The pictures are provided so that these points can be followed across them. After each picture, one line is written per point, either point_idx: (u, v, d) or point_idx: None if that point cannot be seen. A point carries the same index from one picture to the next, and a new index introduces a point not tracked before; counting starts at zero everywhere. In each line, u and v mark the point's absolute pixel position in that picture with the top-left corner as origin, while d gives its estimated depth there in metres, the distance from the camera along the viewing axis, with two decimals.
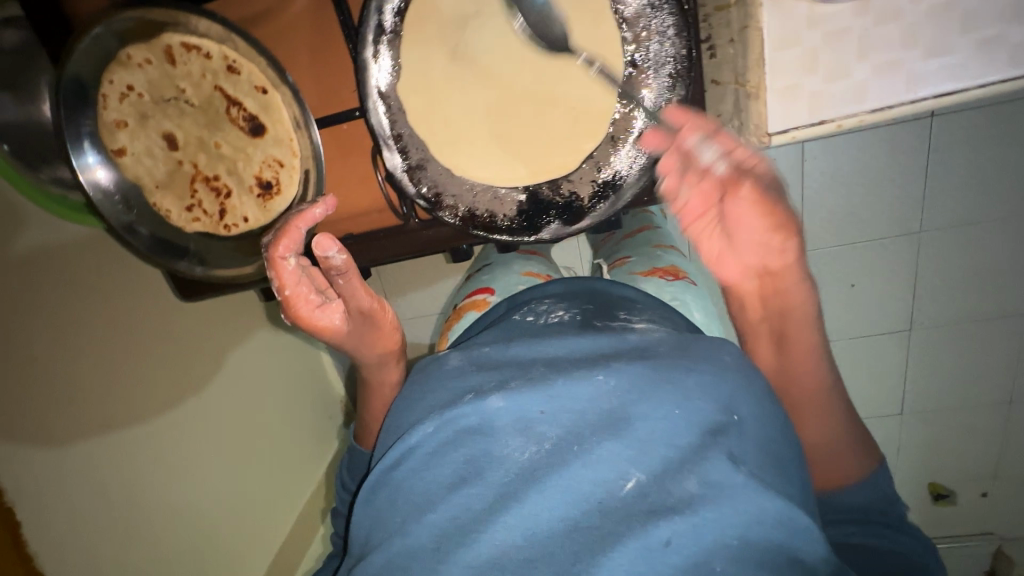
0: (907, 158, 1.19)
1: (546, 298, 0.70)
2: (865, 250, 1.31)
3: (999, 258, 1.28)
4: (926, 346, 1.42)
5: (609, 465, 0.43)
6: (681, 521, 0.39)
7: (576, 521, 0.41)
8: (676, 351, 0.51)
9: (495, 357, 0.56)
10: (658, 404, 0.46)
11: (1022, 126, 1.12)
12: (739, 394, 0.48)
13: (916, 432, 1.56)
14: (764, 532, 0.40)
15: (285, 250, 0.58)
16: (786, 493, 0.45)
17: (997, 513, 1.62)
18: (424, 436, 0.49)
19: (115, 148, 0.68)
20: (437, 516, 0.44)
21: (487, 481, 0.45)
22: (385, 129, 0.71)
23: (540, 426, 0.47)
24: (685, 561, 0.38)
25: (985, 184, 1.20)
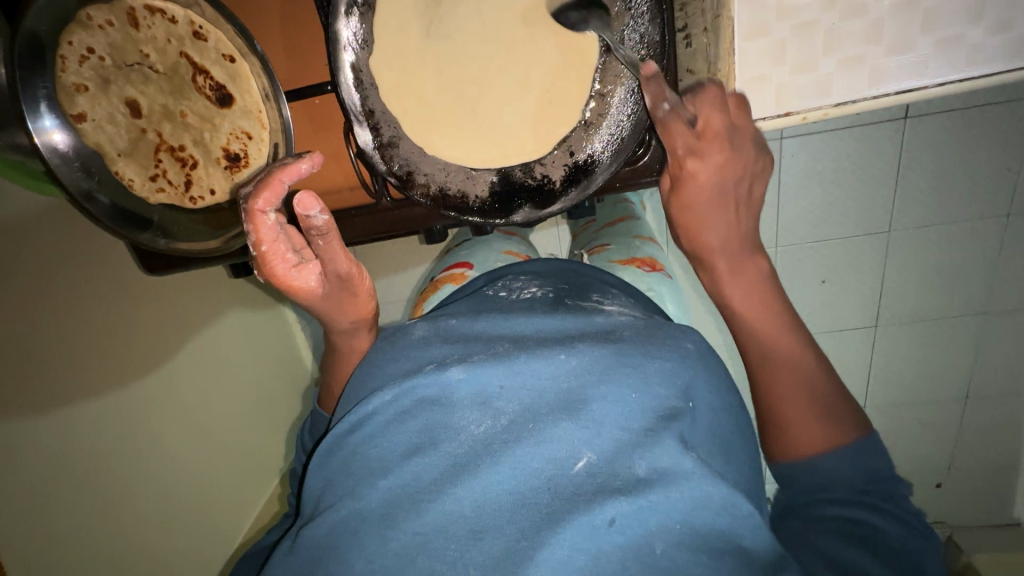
0: (879, 157, 1.21)
1: (523, 274, 0.71)
2: (836, 247, 1.35)
3: (961, 259, 1.33)
4: (890, 342, 1.47)
5: (562, 443, 0.43)
6: (628, 504, 0.39)
7: (523, 496, 0.41)
8: (642, 337, 0.53)
9: (461, 330, 0.57)
10: (617, 387, 0.47)
11: (987, 130, 1.16)
12: (696, 384, 0.50)
13: (877, 424, 1.61)
14: (709, 521, 0.41)
15: (266, 203, 0.56)
16: (734, 480, 0.47)
17: (949, 503, 1.70)
18: (382, 404, 0.50)
19: (74, 113, 0.66)
20: (388, 483, 0.45)
21: (441, 450, 0.45)
22: (356, 104, 0.69)
23: (497, 401, 0.48)
24: (628, 542, 0.38)
25: (950, 186, 1.23)
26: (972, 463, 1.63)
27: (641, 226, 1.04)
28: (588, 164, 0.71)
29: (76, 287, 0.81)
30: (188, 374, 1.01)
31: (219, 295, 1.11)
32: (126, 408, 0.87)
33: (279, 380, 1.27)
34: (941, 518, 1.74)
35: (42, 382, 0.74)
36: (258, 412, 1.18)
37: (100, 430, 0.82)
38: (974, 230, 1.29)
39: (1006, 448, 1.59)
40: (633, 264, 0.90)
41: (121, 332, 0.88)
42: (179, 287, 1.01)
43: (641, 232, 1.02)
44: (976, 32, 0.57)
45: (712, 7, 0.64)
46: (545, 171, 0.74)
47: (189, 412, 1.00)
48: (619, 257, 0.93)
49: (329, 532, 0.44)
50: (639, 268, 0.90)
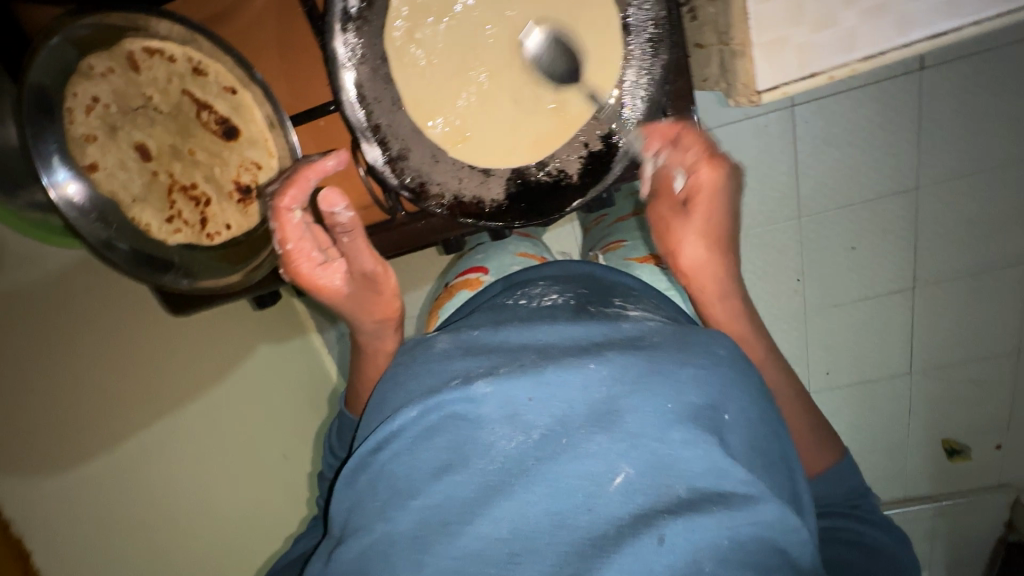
0: (899, 112, 1.18)
1: (540, 280, 0.71)
2: (863, 211, 1.31)
3: (996, 208, 1.28)
4: (929, 303, 1.42)
5: (598, 460, 0.46)
6: (674, 522, 0.42)
7: (564, 517, 0.44)
8: (671, 343, 0.53)
9: (484, 341, 0.58)
10: (650, 398, 0.48)
11: (1011, 71, 1.11)
12: (733, 388, 0.51)
13: (926, 389, 1.55)
14: (756, 533, 0.44)
15: (292, 201, 0.58)
16: (773, 489, 0.48)
17: (1011, 463, 1.63)
18: (408, 420, 0.51)
19: (86, 164, 0.66)
20: (422, 502, 0.47)
21: (473, 468, 0.47)
22: (361, 122, 0.69)
23: (526, 414, 0.49)
24: (675, 559, 0.41)
25: (978, 134, 1.19)
26: None
27: None
28: (604, 153, 0.72)
29: (103, 331, 0.81)
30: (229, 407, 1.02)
31: (249, 330, 1.10)
32: (185, 454, 0.91)
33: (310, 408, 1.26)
34: (1006, 480, 1.67)
35: (98, 433, 0.77)
36: (297, 440, 1.19)
37: (154, 472, 0.85)
38: (1007, 177, 1.25)
39: None
40: (650, 261, 0.91)
41: (166, 374, 0.90)
42: (211, 321, 1.02)
43: None
44: None
45: None
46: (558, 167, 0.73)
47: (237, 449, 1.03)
48: (637, 254, 0.93)
49: (365, 552, 0.47)
50: (657, 264, 0.90)
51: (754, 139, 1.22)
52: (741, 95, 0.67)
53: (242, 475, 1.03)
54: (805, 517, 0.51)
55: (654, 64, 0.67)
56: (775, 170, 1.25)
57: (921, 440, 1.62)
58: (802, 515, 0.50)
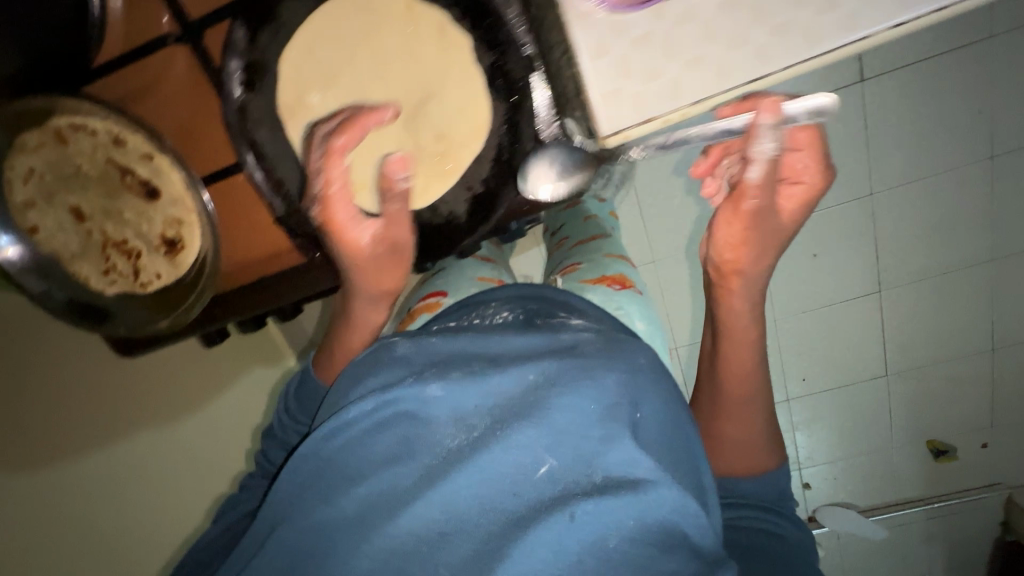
0: (845, 122, 1.24)
1: (494, 301, 0.74)
2: (822, 218, 1.36)
3: (951, 210, 1.31)
4: (897, 306, 1.44)
5: (525, 452, 0.45)
6: (589, 504, 0.43)
7: (491, 500, 0.44)
8: (603, 351, 0.51)
9: (442, 349, 0.53)
10: (580, 396, 0.47)
11: (946, 82, 1.19)
12: (651, 388, 0.51)
13: (904, 391, 1.55)
14: (657, 519, 0.45)
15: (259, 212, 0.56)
16: (680, 478, 0.48)
17: (1001, 463, 1.61)
18: (361, 411, 0.48)
19: (27, 228, 0.50)
20: (364, 490, 0.46)
21: (416, 459, 0.47)
22: None
23: (470, 412, 0.47)
24: (584, 537, 0.42)
25: (925, 141, 1.25)
26: (1013, 418, 1.56)
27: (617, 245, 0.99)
28: None
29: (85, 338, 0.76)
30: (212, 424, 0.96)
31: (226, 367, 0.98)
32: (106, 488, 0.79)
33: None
34: (998, 481, 1.64)
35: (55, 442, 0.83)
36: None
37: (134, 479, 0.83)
38: (960, 180, 1.28)
39: None
40: (602, 283, 0.86)
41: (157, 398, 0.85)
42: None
43: (613, 249, 0.96)
44: None
45: None
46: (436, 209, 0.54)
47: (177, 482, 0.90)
48: (590, 277, 0.89)
49: (304, 537, 0.46)
50: (609, 286, 0.85)
51: None
52: None
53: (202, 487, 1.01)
54: (709, 508, 0.50)
55: None
56: None
57: (905, 442, 1.62)
58: (706, 508, 0.49)
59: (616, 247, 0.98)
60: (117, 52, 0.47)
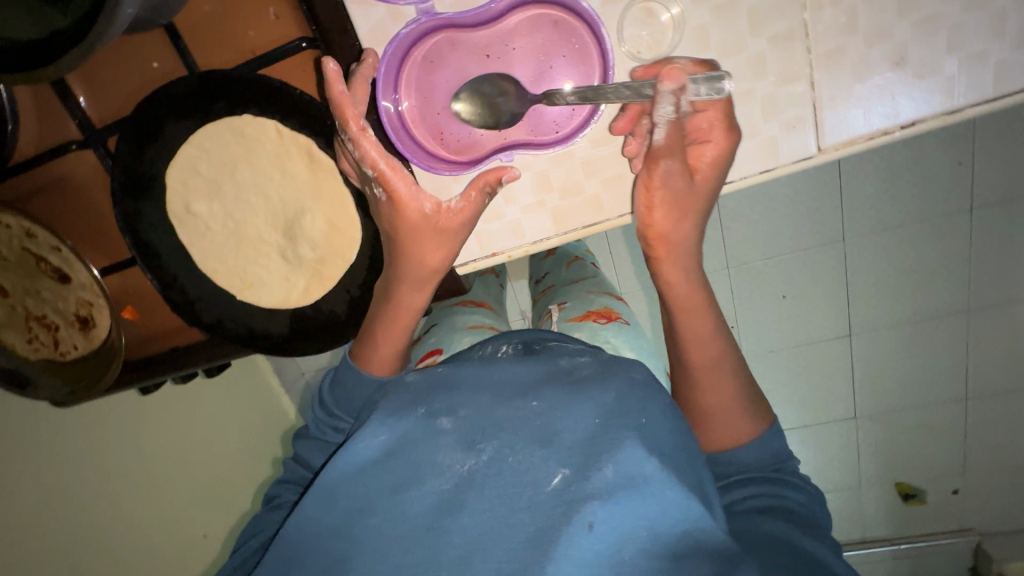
0: (817, 171, 1.23)
1: (486, 341, 0.61)
2: (792, 262, 1.34)
3: (925, 260, 1.29)
4: (869, 350, 1.42)
5: (532, 467, 0.39)
6: (601, 507, 0.37)
7: (505, 521, 0.38)
8: (600, 371, 0.45)
9: (445, 374, 0.47)
10: (580, 408, 0.42)
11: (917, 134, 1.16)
12: (658, 402, 0.44)
13: (875, 433, 1.54)
14: (675, 526, 0.38)
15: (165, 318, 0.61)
16: (692, 486, 0.41)
17: (972, 510, 1.59)
18: (369, 440, 0.42)
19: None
20: (370, 526, 0.39)
21: (425, 487, 0.40)
22: None
23: (473, 433, 0.42)
24: (605, 548, 0.36)
25: (898, 191, 1.22)
26: (986, 467, 1.53)
27: (605, 282, 0.96)
28: None
29: None
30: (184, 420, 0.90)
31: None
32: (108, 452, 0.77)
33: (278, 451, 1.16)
34: (967, 526, 1.63)
35: None
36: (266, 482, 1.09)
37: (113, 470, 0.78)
38: (935, 232, 1.26)
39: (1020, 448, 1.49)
40: (589, 318, 0.82)
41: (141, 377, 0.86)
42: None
43: (600, 286, 0.94)
44: None
45: None
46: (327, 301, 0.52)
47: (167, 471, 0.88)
48: (577, 313, 0.85)
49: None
50: (595, 321, 0.81)
51: None
52: None
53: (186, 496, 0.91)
54: (715, 517, 0.41)
55: None
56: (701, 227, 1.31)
57: (874, 483, 1.61)
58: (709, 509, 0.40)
59: (602, 287, 0.94)
60: (31, 152, 0.50)
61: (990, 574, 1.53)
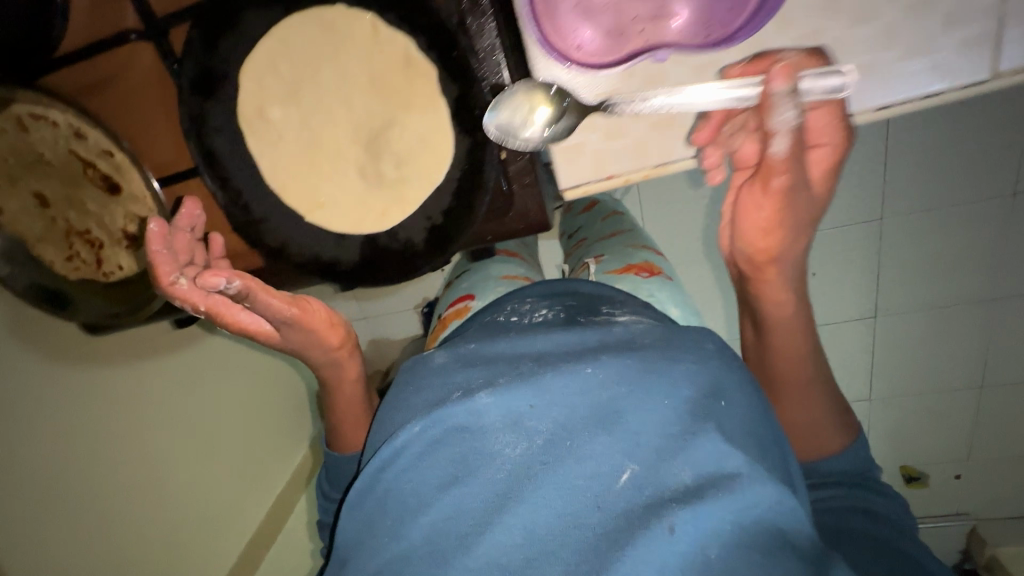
0: (865, 143, 1.17)
1: (527, 298, 0.74)
2: (825, 237, 1.31)
3: (961, 244, 1.25)
4: (892, 333, 1.41)
5: (602, 458, 0.40)
6: (685, 510, 0.36)
7: (577, 516, 0.38)
8: (660, 343, 0.48)
9: (484, 353, 0.53)
10: (646, 394, 0.43)
11: (972, 112, 1.10)
12: (726, 385, 0.46)
13: (886, 416, 1.55)
14: (758, 519, 0.38)
15: (168, 269, 0.46)
16: (770, 473, 0.42)
17: (971, 495, 1.62)
18: (411, 436, 0.45)
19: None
20: (429, 518, 0.41)
21: (479, 479, 0.41)
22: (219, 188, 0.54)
23: (529, 420, 0.43)
24: (688, 548, 0.35)
25: (945, 170, 1.17)
26: (992, 454, 1.54)
27: (642, 237, 0.94)
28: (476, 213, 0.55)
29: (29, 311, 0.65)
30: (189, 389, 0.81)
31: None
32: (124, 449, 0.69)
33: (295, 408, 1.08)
34: (964, 510, 1.65)
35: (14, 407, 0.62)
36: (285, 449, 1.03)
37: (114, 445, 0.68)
38: (975, 216, 1.22)
39: None
40: (630, 271, 0.81)
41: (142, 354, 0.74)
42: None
43: (638, 240, 0.92)
44: None
45: None
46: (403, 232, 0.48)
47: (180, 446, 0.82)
48: (618, 265, 0.84)
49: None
50: (638, 274, 0.80)
51: None
52: None
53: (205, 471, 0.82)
54: (798, 494, 0.45)
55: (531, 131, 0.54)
56: None
57: (878, 464, 1.62)
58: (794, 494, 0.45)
59: (642, 237, 0.92)
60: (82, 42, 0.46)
61: (982, 557, 1.57)
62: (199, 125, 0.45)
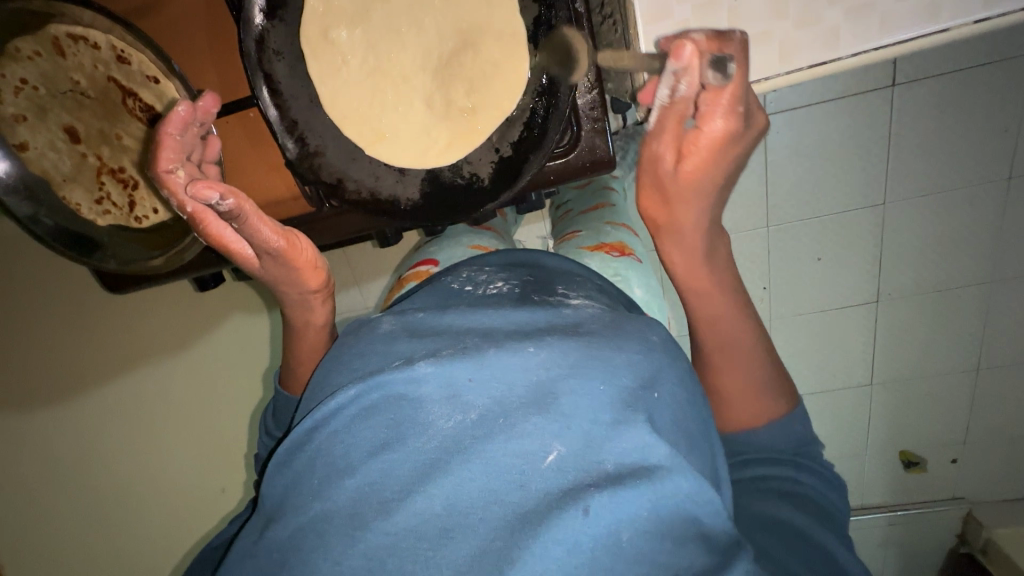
0: (870, 128, 1.19)
1: (486, 268, 0.73)
2: (828, 224, 1.32)
3: (960, 226, 1.28)
4: (893, 318, 1.43)
5: (533, 439, 0.45)
6: (602, 495, 0.42)
7: (497, 492, 0.43)
8: (608, 328, 0.53)
9: (429, 324, 0.57)
10: (587, 380, 0.48)
11: (977, 92, 1.12)
12: (662, 373, 0.51)
13: (886, 401, 1.56)
14: (674, 505, 0.44)
15: (169, 160, 0.52)
16: (695, 465, 0.48)
17: (968, 479, 1.65)
18: (345, 400, 0.49)
19: (17, 143, 0.60)
20: (356, 481, 0.46)
21: (409, 447, 0.46)
22: (275, 120, 0.53)
23: (466, 395, 0.48)
24: (599, 532, 0.41)
25: (946, 151, 1.20)
26: (986, 436, 1.58)
27: (621, 215, 0.99)
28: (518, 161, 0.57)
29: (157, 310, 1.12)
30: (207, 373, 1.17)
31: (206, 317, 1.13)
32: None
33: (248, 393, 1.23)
34: (961, 494, 1.68)
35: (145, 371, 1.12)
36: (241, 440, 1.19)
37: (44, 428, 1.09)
38: (973, 198, 1.25)
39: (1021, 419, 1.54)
40: (601, 249, 0.86)
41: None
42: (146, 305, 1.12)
43: (615, 218, 0.97)
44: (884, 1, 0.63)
45: None
46: (471, 166, 0.56)
47: (212, 426, 1.21)
48: (588, 243, 0.88)
49: (293, 534, 0.46)
50: (608, 253, 0.85)
51: None
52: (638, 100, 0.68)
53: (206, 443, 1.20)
54: (724, 491, 0.51)
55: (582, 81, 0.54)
56: (745, 180, 1.28)
57: (878, 450, 1.64)
58: (719, 492, 0.49)
59: (618, 215, 0.98)
60: None
61: (981, 540, 1.59)
62: (263, 54, 0.51)
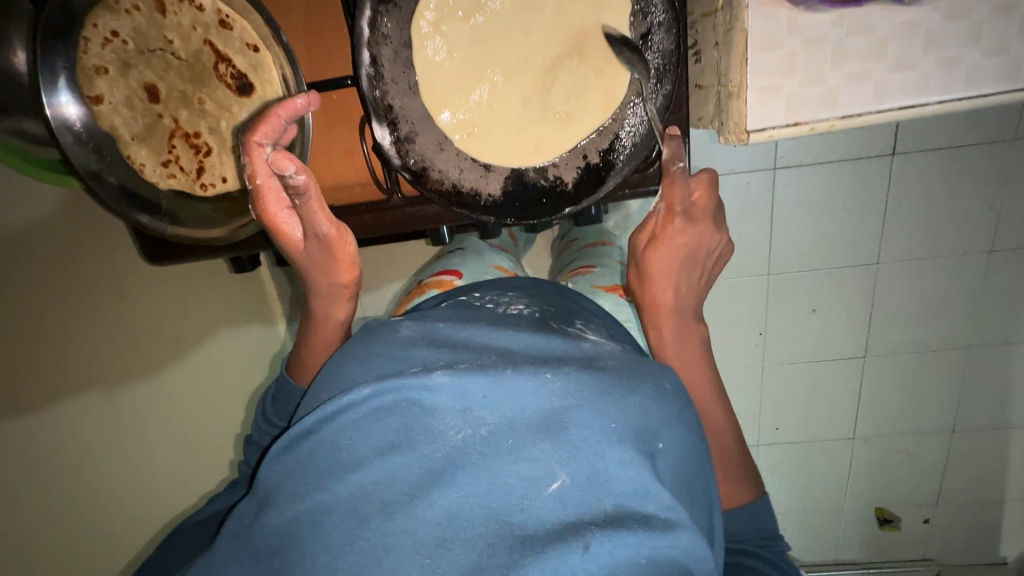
0: (870, 192, 1.26)
1: (508, 291, 0.73)
2: (825, 278, 1.37)
3: (945, 292, 1.36)
4: (878, 375, 1.48)
5: (539, 465, 0.45)
6: (602, 535, 0.42)
7: (497, 512, 0.44)
8: (625, 370, 0.53)
9: (447, 336, 0.56)
10: (599, 416, 0.47)
11: (967, 169, 1.22)
12: (674, 421, 0.51)
13: (866, 456, 1.60)
14: (669, 557, 0.44)
15: (262, 136, 0.58)
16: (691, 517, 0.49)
17: (937, 539, 1.68)
18: (360, 396, 0.48)
19: (92, 95, 0.64)
20: (360, 477, 0.46)
21: (416, 451, 0.46)
22: (377, 102, 0.64)
23: (480, 411, 0.47)
24: (595, 571, 0.41)
25: (936, 220, 1.28)
26: (958, 499, 1.62)
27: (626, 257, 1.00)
28: (600, 165, 0.68)
29: (89, 275, 0.81)
30: (210, 372, 1.04)
31: (214, 318, 1.05)
32: (95, 450, 0.82)
33: (255, 401, 1.18)
34: (930, 555, 1.71)
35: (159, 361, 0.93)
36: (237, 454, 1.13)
37: (61, 454, 0.76)
38: (958, 267, 1.33)
39: (991, 485, 1.59)
40: (615, 292, 0.86)
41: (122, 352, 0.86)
42: (173, 284, 0.97)
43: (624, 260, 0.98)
44: (974, 54, 0.59)
45: (722, 22, 0.67)
46: (554, 171, 0.70)
47: (213, 438, 1.06)
48: (602, 282, 0.89)
49: (291, 520, 0.47)
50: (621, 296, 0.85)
51: (738, 199, 1.30)
52: (731, 134, 0.68)
53: (201, 455, 1.03)
54: (716, 548, 0.52)
55: (658, 94, 0.62)
56: (752, 228, 1.33)
57: (855, 505, 1.66)
58: (711, 545, 0.51)
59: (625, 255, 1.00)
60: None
61: None
62: (375, 36, 0.63)
